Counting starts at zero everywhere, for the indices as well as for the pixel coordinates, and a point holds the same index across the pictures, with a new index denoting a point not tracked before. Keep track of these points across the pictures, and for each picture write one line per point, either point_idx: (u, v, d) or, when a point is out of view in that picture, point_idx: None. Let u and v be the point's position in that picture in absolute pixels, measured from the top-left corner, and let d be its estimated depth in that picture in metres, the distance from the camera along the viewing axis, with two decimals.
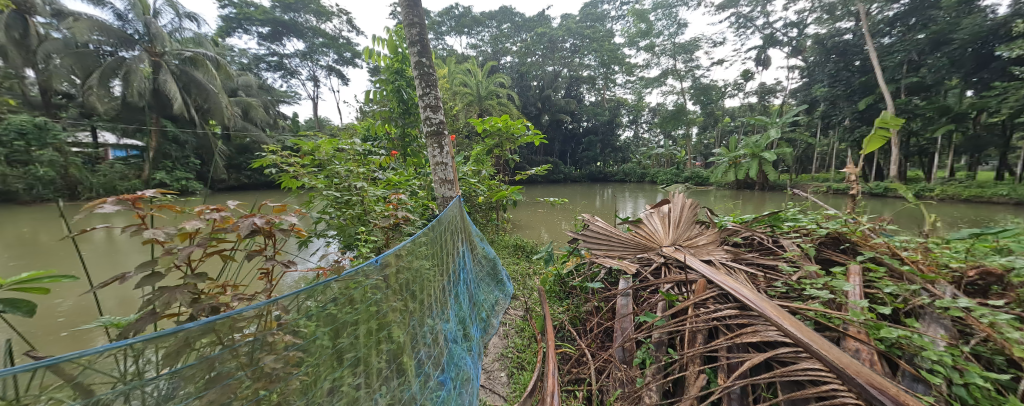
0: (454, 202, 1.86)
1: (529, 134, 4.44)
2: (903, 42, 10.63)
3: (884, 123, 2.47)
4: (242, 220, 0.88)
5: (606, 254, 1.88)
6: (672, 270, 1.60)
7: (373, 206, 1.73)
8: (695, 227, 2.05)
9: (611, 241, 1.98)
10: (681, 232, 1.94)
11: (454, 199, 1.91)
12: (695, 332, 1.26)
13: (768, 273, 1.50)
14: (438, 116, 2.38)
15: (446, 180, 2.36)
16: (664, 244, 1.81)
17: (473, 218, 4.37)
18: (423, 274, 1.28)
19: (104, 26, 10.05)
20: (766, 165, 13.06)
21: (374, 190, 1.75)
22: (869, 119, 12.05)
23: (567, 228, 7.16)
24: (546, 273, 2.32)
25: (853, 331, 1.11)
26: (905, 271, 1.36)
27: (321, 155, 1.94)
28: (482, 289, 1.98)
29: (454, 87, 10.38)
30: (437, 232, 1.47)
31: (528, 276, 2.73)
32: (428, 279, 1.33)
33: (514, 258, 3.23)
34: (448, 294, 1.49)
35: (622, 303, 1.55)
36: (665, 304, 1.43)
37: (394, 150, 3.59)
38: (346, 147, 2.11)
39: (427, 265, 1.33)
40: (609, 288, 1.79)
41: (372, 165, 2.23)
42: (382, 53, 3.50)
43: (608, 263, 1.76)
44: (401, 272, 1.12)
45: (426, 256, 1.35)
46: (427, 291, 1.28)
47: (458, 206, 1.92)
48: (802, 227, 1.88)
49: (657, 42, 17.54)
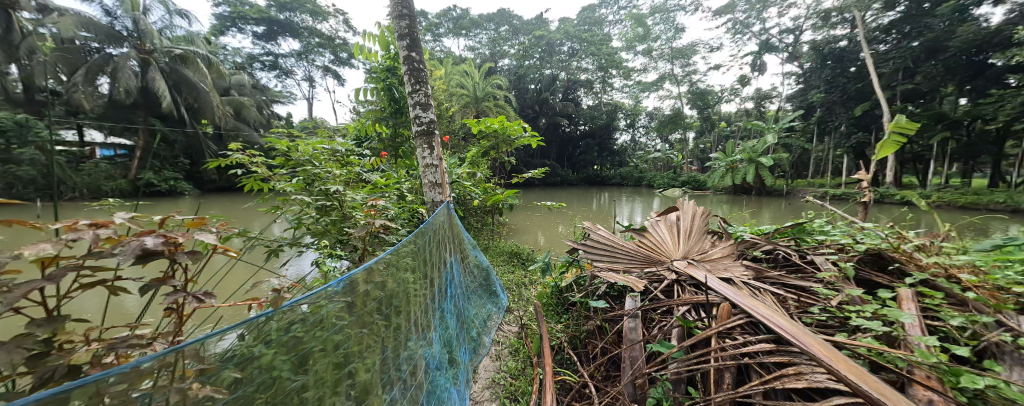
0: (442, 207, 1.68)
1: (527, 136, 4.27)
2: (898, 49, 10.70)
3: (898, 128, 2.36)
4: (123, 240, 0.66)
5: (610, 268, 1.73)
6: (686, 290, 1.44)
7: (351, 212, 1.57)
8: (706, 238, 1.91)
9: (614, 253, 1.82)
10: (692, 244, 1.80)
11: (443, 205, 1.72)
12: (722, 370, 1.09)
13: (803, 297, 1.36)
14: (428, 114, 2.22)
15: (435, 183, 2.20)
16: (675, 258, 1.67)
17: (467, 223, 4.19)
18: (403, 290, 1.15)
19: (90, 23, 10.00)
20: (763, 170, 13.10)
21: (353, 195, 1.57)
22: (866, 125, 12.09)
23: (566, 232, 7.05)
24: (544, 285, 2.17)
25: (921, 376, 0.95)
26: (971, 298, 1.21)
27: (297, 155, 1.75)
28: (472, 304, 1.82)
29: (449, 89, 10.24)
30: (422, 242, 1.32)
31: (523, 286, 2.58)
32: (410, 296, 1.19)
33: (509, 266, 3.07)
34: (432, 314, 1.32)
35: (630, 327, 1.37)
36: (683, 331, 1.27)
37: (384, 150, 3.43)
38: (323, 147, 1.94)
39: (410, 279, 1.19)
40: (614, 307, 1.62)
41: (356, 166, 2.05)
42: (374, 50, 3.32)
43: (610, 279, 1.59)
44: (375, 289, 0.99)
45: (410, 269, 1.22)
46: (405, 313, 1.14)
47: (447, 212, 1.74)
48: (834, 241, 1.75)
49: (655, 46, 17.62)
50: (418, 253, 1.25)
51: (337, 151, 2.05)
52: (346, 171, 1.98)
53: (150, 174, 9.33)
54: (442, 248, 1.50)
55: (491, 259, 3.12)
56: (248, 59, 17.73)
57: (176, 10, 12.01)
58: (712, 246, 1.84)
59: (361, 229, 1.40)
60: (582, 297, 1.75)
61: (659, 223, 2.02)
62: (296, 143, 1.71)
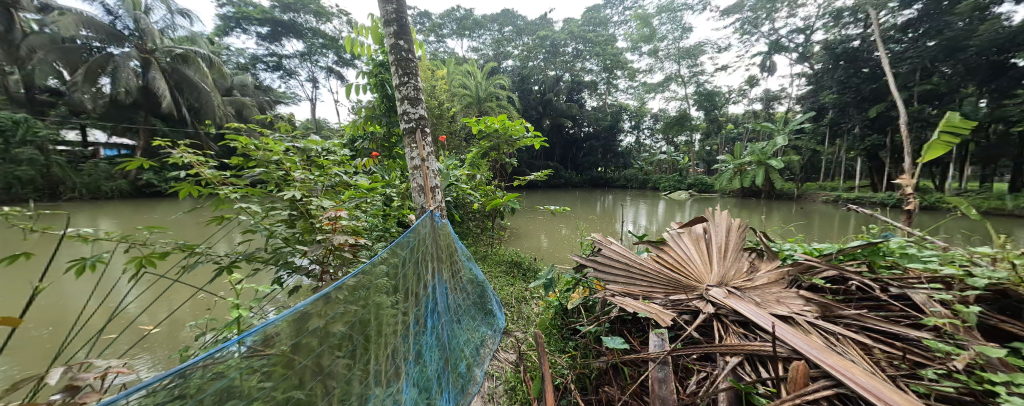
0: (426, 217, 1.42)
1: (529, 136, 4.04)
2: (915, 48, 10.31)
3: (950, 127, 2.08)
4: None
5: (625, 292, 1.51)
6: (733, 333, 1.18)
7: (317, 223, 1.32)
8: (743, 258, 1.65)
9: (628, 273, 1.61)
10: (725, 265, 1.55)
11: (427, 214, 1.46)
12: None
13: (905, 355, 1.04)
14: (418, 110, 1.98)
15: (425, 187, 1.98)
16: (707, 285, 1.43)
17: (465, 228, 3.96)
18: (359, 329, 0.95)
19: (90, 21, 9.80)
20: (772, 173, 12.78)
21: (318, 203, 1.33)
22: (880, 127, 11.70)
23: (569, 237, 6.81)
24: (546, 305, 1.94)
25: None
26: None
27: (257, 153, 1.46)
28: (462, 329, 1.59)
29: (451, 89, 10.07)
30: (391, 266, 1.08)
31: (523, 302, 2.35)
32: (372, 335, 0.99)
33: (509, 277, 2.81)
34: (402, 356, 1.09)
35: (659, 377, 1.12)
36: (733, 394, 1.00)
37: (376, 151, 3.21)
38: (297, 145, 1.71)
39: (371, 314, 0.99)
40: (638, 344, 1.37)
41: (334, 167, 1.81)
42: (368, 43, 3.10)
43: (625, 306, 1.37)
44: (308, 337, 0.79)
45: (374, 298, 1.00)
46: (358, 364, 0.90)
47: (432, 224, 1.47)
48: (929, 270, 1.40)
49: (661, 46, 17.35)
50: (381, 280, 1.04)
51: (314, 149, 1.82)
52: (323, 173, 1.75)
53: (149, 175, 9.27)
54: (420, 267, 1.28)
55: (489, 270, 2.87)
56: (252, 60, 17.71)
57: (178, 10, 11.92)
58: (753, 270, 1.58)
59: (325, 246, 1.15)
60: (596, 327, 1.50)
61: (683, 239, 1.79)
62: (260, 142, 1.46)
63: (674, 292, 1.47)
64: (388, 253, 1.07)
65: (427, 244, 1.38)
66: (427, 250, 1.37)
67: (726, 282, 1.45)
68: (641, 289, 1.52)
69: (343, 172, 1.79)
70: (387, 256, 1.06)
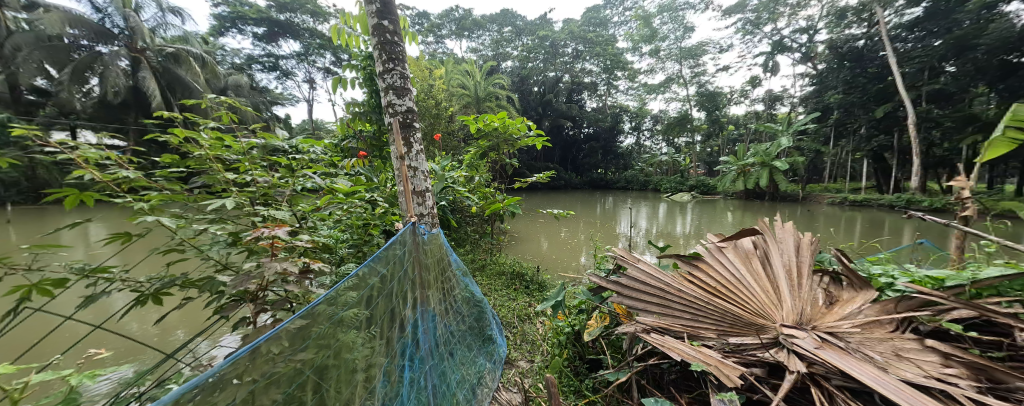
0: (411, 229, 1.12)
1: (531, 136, 3.75)
2: (923, 47, 10.10)
3: (1016, 122, 1.81)
4: None
5: (663, 328, 1.33)
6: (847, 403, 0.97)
7: (259, 242, 1.03)
8: (802, 283, 1.43)
9: (664, 301, 1.42)
10: (783, 298, 1.33)
11: (414, 228, 1.14)
12: None
13: None
14: (407, 103, 1.72)
15: (415, 192, 1.71)
16: (774, 327, 1.22)
17: (462, 234, 3.68)
18: (297, 395, 0.70)
19: (78, 19, 9.65)
20: (776, 175, 12.58)
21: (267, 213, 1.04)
22: (887, 127, 11.50)
23: (571, 242, 6.57)
24: (558, 330, 1.69)
25: None
26: None
27: (199, 150, 1.17)
28: (457, 363, 1.33)
29: (450, 89, 9.81)
30: (343, 306, 0.79)
31: (527, 322, 2.08)
32: (315, 399, 0.75)
33: (511, 291, 2.53)
34: None
35: None
36: None
37: (364, 151, 2.93)
38: (259, 140, 1.42)
39: (317, 371, 0.75)
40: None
41: (305, 170, 1.53)
42: (357, 32, 2.78)
43: (669, 351, 1.19)
44: None
45: (309, 351, 0.72)
46: None
47: (419, 240, 1.16)
48: None
49: (662, 46, 17.15)
50: (338, 320, 0.79)
51: (279, 146, 1.54)
52: (288, 174, 1.48)
53: None
54: (396, 297, 1.01)
55: (487, 282, 2.60)
56: (247, 60, 17.39)
57: (169, 8, 11.64)
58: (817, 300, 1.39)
59: (261, 275, 0.84)
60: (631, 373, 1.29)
61: (723, 254, 1.59)
62: (202, 134, 1.15)
63: (722, 326, 1.28)
64: (346, 285, 0.81)
65: (409, 262, 1.10)
66: (409, 272, 1.10)
67: (792, 318, 1.25)
68: (680, 317, 1.35)
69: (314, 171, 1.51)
70: (342, 290, 0.80)
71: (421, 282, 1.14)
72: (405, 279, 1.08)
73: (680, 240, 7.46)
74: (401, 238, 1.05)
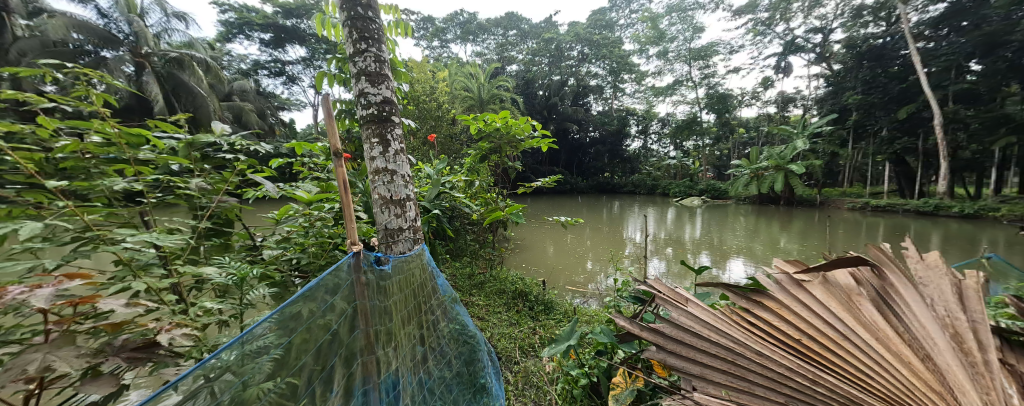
0: (354, 261, 0.81)
1: (536, 136, 3.43)
2: (950, 44, 9.58)
3: None
4: None
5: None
6: None
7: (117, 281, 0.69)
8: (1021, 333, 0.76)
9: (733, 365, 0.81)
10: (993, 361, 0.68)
11: (358, 259, 0.82)
12: None
13: None
14: (383, 91, 1.40)
15: (391, 200, 1.39)
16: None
17: (461, 244, 3.36)
18: None
19: (84, 25, 9.62)
20: (792, 178, 12.09)
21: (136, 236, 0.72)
22: (910, 129, 10.96)
23: (578, 249, 6.23)
24: (566, 379, 1.36)
25: None
26: None
27: (42, 139, 0.79)
28: None
29: (452, 92, 9.58)
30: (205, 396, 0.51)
31: (529, 357, 1.74)
32: None
33: (513, 315, 2.17)
34: None
35: None
36: None
37: (351, 152, 2.62)
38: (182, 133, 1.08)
39: None
40: None
41: (244, 173, 1.22)
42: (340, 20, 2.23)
43: None
44: None
45: None
46: None
47: (364, 278, 0.85)
48: None
49: (671, 48, 16.78)
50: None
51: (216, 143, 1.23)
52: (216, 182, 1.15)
53: None
54: (319, 360, 0.73)
55: (487, 304, 2.28)
56: (253, 65, 17.41)
57: (174, 13, 11.61)
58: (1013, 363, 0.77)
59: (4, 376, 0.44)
60: None
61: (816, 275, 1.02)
62: (73, 120, 0.81)
63: (812, 377, 0.71)
64: (221, 363, 0.52)
65: (346, 307, 0.81)
66: (345, 323, 0.80)
67: (980, 376, 0.62)
68: (730, 361, 0.82)
69: (260, 175, 1.19)
70: (194, 376, 0.50)
71: (370, 335, 0.87)
72: (337, 336, 0.78)
73: (691, 246, 7.06)
74: (329, 275, 0.73)
